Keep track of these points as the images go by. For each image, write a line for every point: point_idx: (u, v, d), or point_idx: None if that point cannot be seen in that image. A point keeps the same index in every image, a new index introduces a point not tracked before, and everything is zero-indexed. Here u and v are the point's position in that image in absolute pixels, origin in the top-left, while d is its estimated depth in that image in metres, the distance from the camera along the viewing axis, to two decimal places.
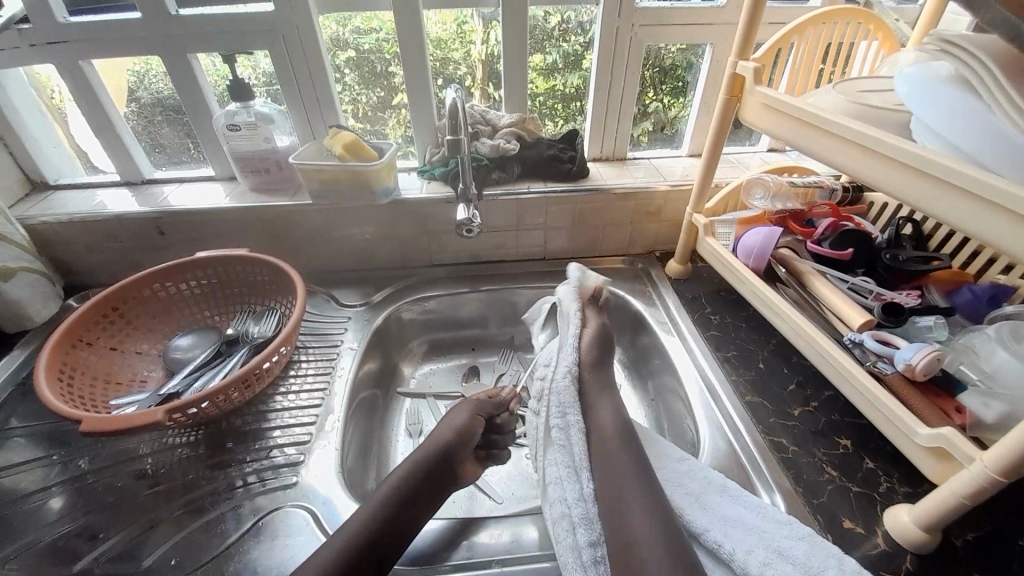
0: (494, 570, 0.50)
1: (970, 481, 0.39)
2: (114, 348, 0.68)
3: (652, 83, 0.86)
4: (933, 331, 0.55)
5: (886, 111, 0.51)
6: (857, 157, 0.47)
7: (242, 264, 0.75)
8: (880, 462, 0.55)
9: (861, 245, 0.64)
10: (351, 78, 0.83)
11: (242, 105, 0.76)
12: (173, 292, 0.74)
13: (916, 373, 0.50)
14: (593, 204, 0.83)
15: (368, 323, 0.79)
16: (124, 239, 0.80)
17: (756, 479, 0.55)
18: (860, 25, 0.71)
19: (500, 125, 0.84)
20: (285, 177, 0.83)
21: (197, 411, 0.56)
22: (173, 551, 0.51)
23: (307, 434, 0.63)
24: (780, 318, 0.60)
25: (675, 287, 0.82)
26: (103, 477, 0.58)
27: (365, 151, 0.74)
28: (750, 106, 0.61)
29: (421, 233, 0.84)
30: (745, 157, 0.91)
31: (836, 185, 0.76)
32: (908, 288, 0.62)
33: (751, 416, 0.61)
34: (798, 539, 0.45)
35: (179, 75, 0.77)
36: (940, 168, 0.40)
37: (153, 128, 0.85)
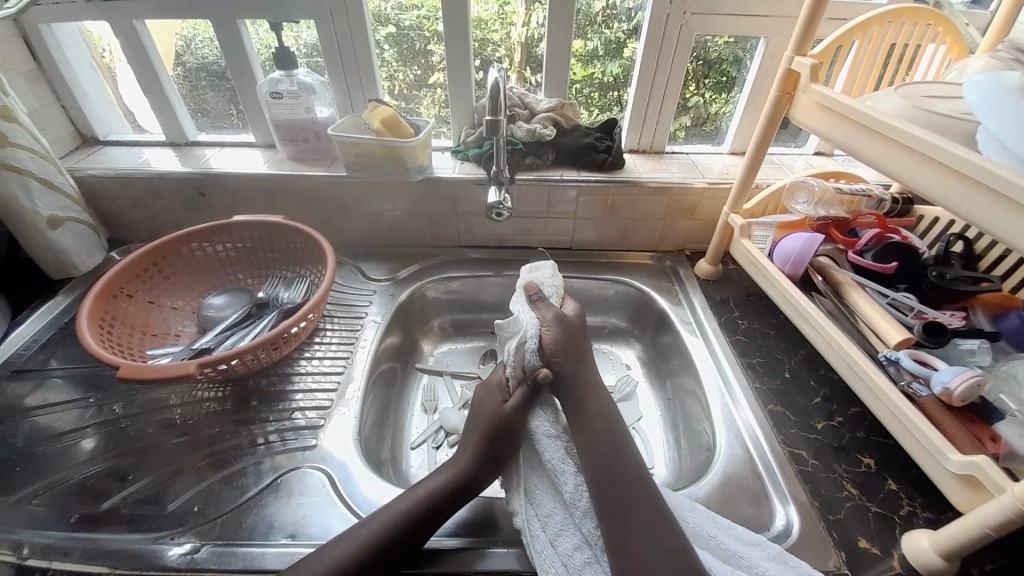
0: (500, 549, 0.50)
1: (998, 511, 0.37)
2: (151, 302, 0.71)
3: (695, 76, 0.84)
4: (975, 355, 0.52)
5: (950, 119, 0.48)
6: (911, 165, 0.45)
7: (276, 231, 0.76)
8: (903, 485, 0.53)
9: (906, 259, 0.62)
10: (390, 54, 0.83)
11: (285, 73, 0.77)
12: (209, 253, 0.76)
13: (953, 398, 0.48)
14: (626, 197, 0.81)
15: (392, 298, 0.81)
16: (165, 197, 0.83)
17: (771, 490, 0.54)
18: (929, 26, 0.67)
19: (537, 109, 0.83)
20: (321, 148, 0.84)
21: (227, 367, 0.58)
22: (195, 499, 0.54)
23: (328, 400, 0.65)
24: (812, 327, 0.58)
25: (703, 287, 0.81)
26: (134, 423, 0.61)
27: (402, 127, 0.74)
28: (804, 105, 0.58)
29: (450, 213, 0.84)
30: (789, 159, 0.88)
31: (884, 194, 0.72)
32: (953, 308, 0.59)
33: (772, 426, 0.60)
34: (769, 558, 0.46)
35: (226, 39, 0.78)
36: (1005, 183, 0.37)
37: (198, 93, 0.87)
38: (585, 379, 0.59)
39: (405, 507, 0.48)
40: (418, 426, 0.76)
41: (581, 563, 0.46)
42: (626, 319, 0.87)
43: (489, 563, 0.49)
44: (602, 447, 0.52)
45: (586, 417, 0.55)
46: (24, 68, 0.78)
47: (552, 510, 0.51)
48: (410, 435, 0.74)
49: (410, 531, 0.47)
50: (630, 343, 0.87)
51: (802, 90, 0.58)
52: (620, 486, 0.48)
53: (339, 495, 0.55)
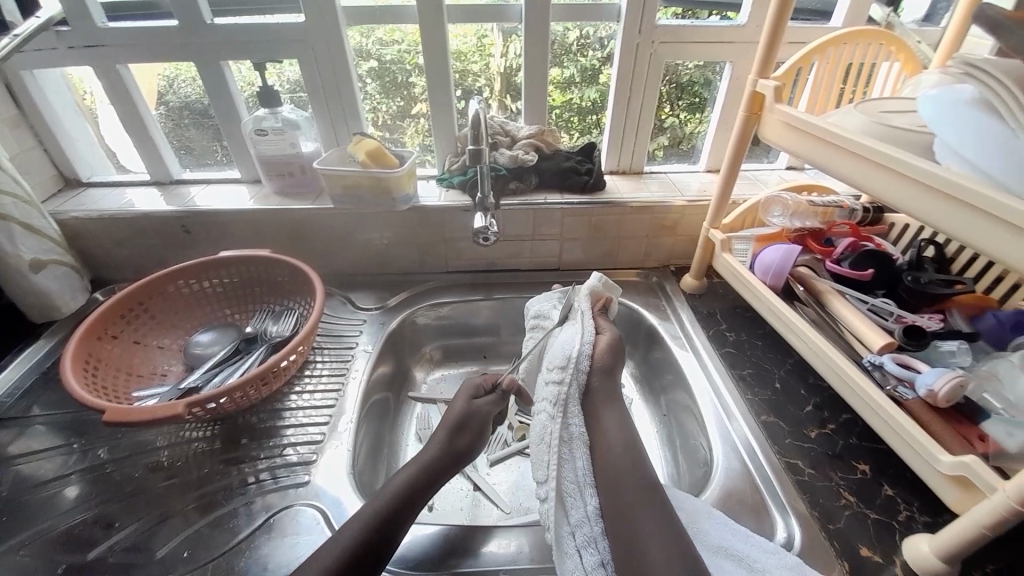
0: None
1: (991, 510, 0.38)
2: (137, 342, 0.69)
3: (669, 98, 0.88)
4: (956, 356, 0.54)
5: (909, 132, 0.51)
6: (875, 176, 0.48)
7: (265, 265, 0.76)
8: (899, 490, 0.54)
9: (882, 266, 0.64)
10: (372, 87, 0.85)
11: (270, 111, 0.78)
12: (196, 290, 0.76)
13: (939, 400, 0.49)
14: (609, 217, 0.83)
15: (382, 326, 0.80)
16: (150, 235, 0.83)
17: (770, 501, 0.54)
18: (882, 46, 0.71)
19: (518, 136, 0.85)
20: (307, 181, 0.85)
21: (216, 406, 0.57)
22: (185, 544, 0.52)
23: (320, 434, 0.63)
24: (797, 337, 0.59)
25: (690, 301, 0.82)
26: (120, 467, 0.59)
27: (387, 158, 0.75)
28: (771, 123, 0.61)
29: (438, 240, 0.85)
30: (763, 174, 0.91)
31: (856, 204, 0.75)
32: (931, 311, 0.61)
33: (766, 436, 0.60)
34: (786, 567, 0.45)
35: (209, 80, 0.80)
36: (963, 191, 0.39)
37: (182, 131, 0.88)
38: (609, 393, 0.60)
39: (386, 527, 0.48)
40: (413, 456, 0.74)
41: None
42: None
43: None
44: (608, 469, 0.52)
45: (603, 438, 0.55)
46: (5, 114, 0.78)
47: (580, 521, 0.49)
48: None
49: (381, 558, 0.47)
50: None
51: (768, 110, 0.61)
52: (622, 514, 0.49)
53: (334, 532, 0.53)
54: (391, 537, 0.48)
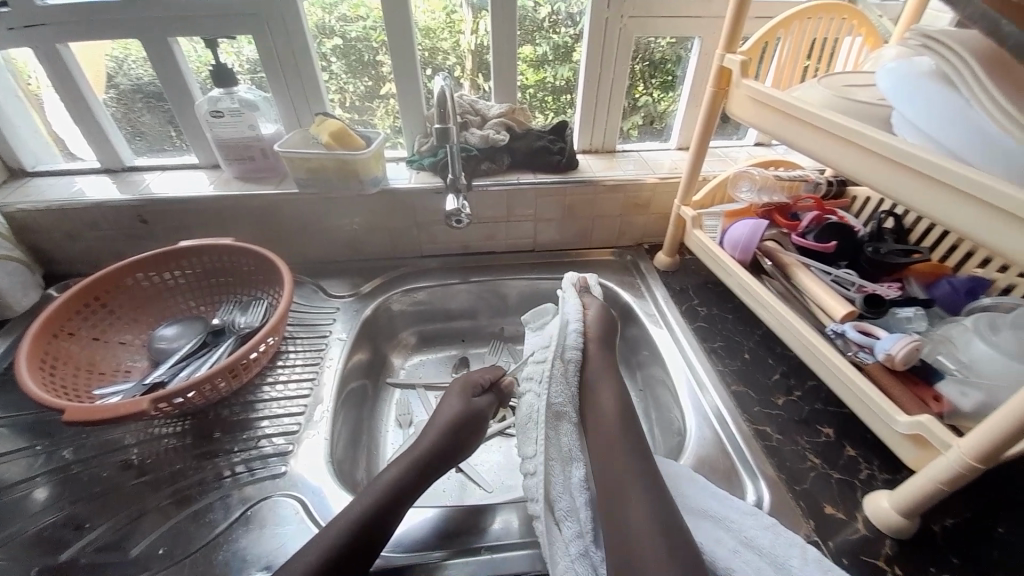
0: (483, 556, 0.51)
1: (947, 466, 0.40)
2: (97, 339, 0.67)
3: (642, 77, 0.87)
4: (912, 322, 0.57)
5: (870, 106, 0.52)
6: (837, 149, 0.49)
7: (228, 254, 0.74)
8: (861, 450, 0.56)
9: (845, 238, 0.66)
10: (338, 66, 0.81)
11: (225, 92, 0.74)
12: (156, 282, 0.72)
13: (896, 363, 0.51)
14: (583, 196, 0.83)
15: (357, 313, 0.79)
16: (106, 227, 0.79)
17: (740, 466, 0.57)
18: (844, 21, 0.72)
19: (489, 115, 0.84)
20: (269, 165, 0.81)
21: (184, 401, 0.55)
22: (161, 540, 0.51)
23: (297, 424, 0.63)
24: (765, 310, 0.61)
25: (663, 278, 0.83)
26: (87, 468, 0.57)
27: (353, 139, 0.73)
28: (738, 99, 0.61)
29: (411, 223, 0.84)
30: (732, 150, 0.92)
31: (820, 179, 0.77)
32: (890, 280, 0.64)
33: (736, 406, 0.62)
34: (758, 524, 0.47)
35: (159, 60, 0.75)
36: (920, 162, 0.41)
37: (133, 116, 0.83)
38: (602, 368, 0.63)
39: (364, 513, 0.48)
40: (394, 442, 0.75)
41: (581, 551, 0.47)
42: None
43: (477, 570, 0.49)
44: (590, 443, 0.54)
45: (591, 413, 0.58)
46: None
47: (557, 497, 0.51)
48: (386, 452, 0.73)
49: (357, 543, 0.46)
50: None
51: (735, 85, 0.61)
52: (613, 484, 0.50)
53: (313, 520, 0.53)
54: (376, 522, 0.48)
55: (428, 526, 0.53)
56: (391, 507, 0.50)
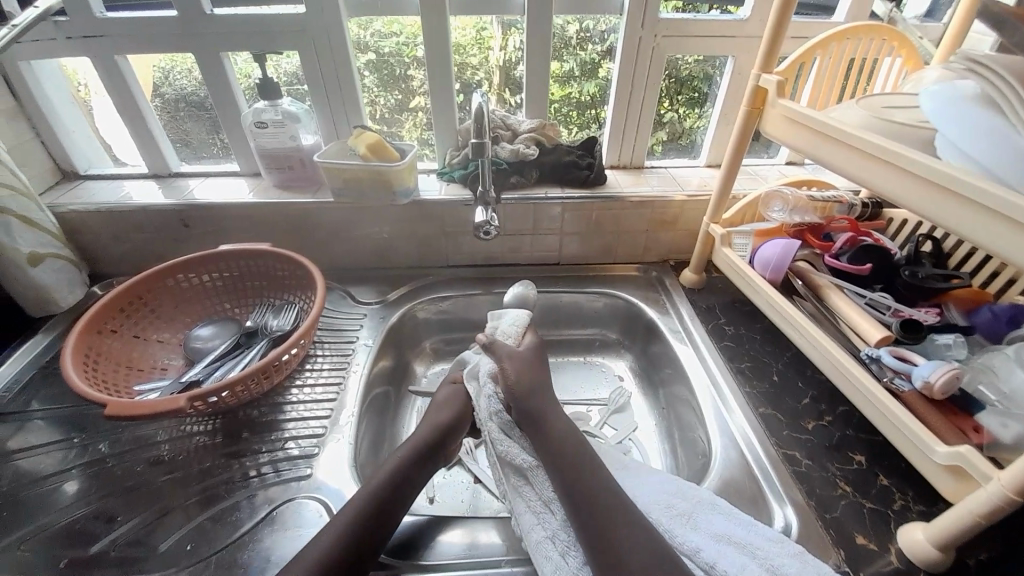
0: (503, 569, 0.50)
1: (987, 500, 0.38)
2: (137, 336, 0.69)
3: (670, 93, 0.87)
4: (952, 349, 0.55)
5: (910, 127, 0.51)
6: (874, 170, 0.48)
7: (262, 258, 0.76)
8: (894, 480, 0.54)
9: (881, 261, 0.64)
10: (371, 80, 0.84)
11: (270, 103, 0.78)
12: (194, 284, 0.75)
13: (934, 391, 0.49)
14: (609, 211, 0.83)
15: (383, 320, 0.81)
16: (149, 229, 0.82)
17: (767, 491, 0.55)
18: (884, 41, 0.71)
19: (520, 130, 0.85)
20: (308, 175, 0.84)
21: (217, 400, 0.57)
22: (188, 537, 0.52)
23: (322, 427, 0.64)
24: (796, 331, 0.60)
25: (689, 296, 0.82)
26: (122, 461, 0.59)
27: (387, 151, 0.75)
28: (772, 118, 0.61)
29: (438, 233, 0.85)
30: (762, 169, 0.92)
31: (854, 199, 0.76)
32: (928, 305, 0.62)
33: (764, 429, 0.61)
34: (786, 555, 0.46)
35: (209, 72, 0.79)
36: (960, 184, 0.40)
37: (178, 124, 0.87)
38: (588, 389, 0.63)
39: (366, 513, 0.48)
40: None
41: None
42: (615, 330, 0.88)
43: None
44: (581, 467, 0.53)
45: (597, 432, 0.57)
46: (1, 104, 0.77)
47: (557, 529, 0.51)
48: None
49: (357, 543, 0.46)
50: (621, 354, 0.88)
51: (770, 104, 0.61)
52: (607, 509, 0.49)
53: None
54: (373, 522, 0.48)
55: (447, 535, 0.54)
56: (388, 510, 0.50)
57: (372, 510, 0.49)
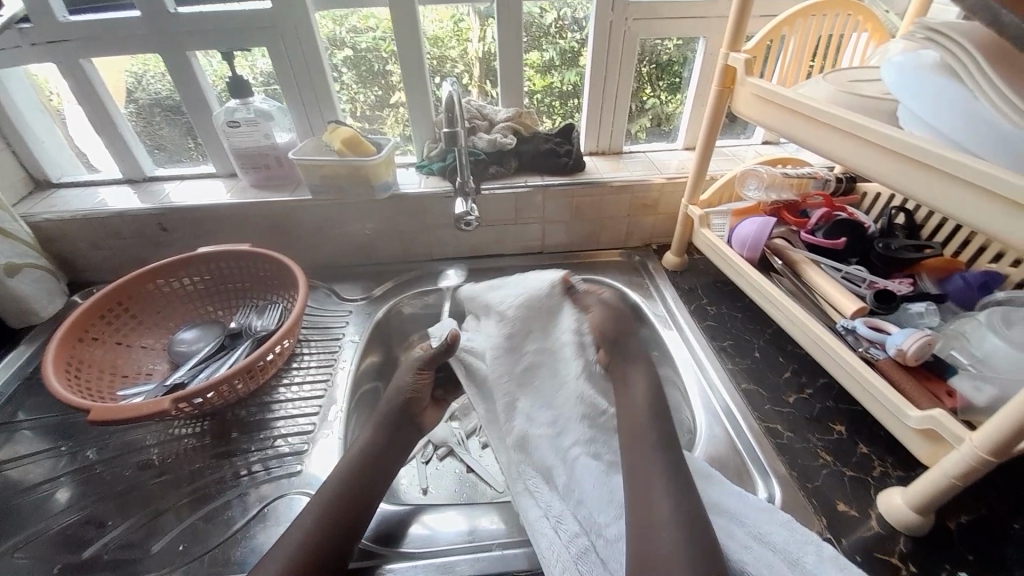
0: (496, 551, 0.50)
1: (960, 461, 0.40)
2: (120, 343, 0.69)
3: (650, 79, 0.88)
4: (924, 317, 0.56)
5: (876, 101, 0.52)
6: (842, 144, 0.49)
7: (244, 259, 0.76)
8: (874, 447, 0.56)
9: (854, 234, 0.66)
10: (348, 76, 0.84)
11: (242, 102, 0.77)
12: (177, 288, 0.75)
13: (908, 357, 0.51)
14: (590, 198, 0.84)
15: (369, 316, 0.81)
16: (127, 235, 0.81)
17: (751, 464, 0.56)
18: (851, 17, 0.72)
19: (496, 119, 0.85)
20: (285, 173, 0.84)
21: (202, 401, 0.57)
22: (180, 538, 0.52)
23: (311, 424, 0.64)
24: (775, 307, 0.61)
25: (672, 278, 0.83)
26: (110, 467, 0.59)
27: (364, 146, 0.75)
28: (742, 97, 0.62)
29: (420, 227, 0.85)
30: (740, 149, 0.92)
31: (829, 175, 0.77)
32: (902, 275, 0.63)
33: (747, 404, 0.62)
34: (772, 523, 0.47)
35: (178, 73, 0.78)
36: (925, 154, 0.41)
37: (153, 129, 0.86)
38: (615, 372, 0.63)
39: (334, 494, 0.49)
40: None
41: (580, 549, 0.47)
42: None
43: (487, 566, 0.49)
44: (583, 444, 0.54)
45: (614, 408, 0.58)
46: None
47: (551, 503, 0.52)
48: None
49: (338, 531, 0.47)
50: None
51: (739, 83, 0.61)
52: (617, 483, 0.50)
53: None
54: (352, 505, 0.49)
55: (444, 522, 0.54)
56: (368, 490, 0.51)
57: (354, 493, 0.50)
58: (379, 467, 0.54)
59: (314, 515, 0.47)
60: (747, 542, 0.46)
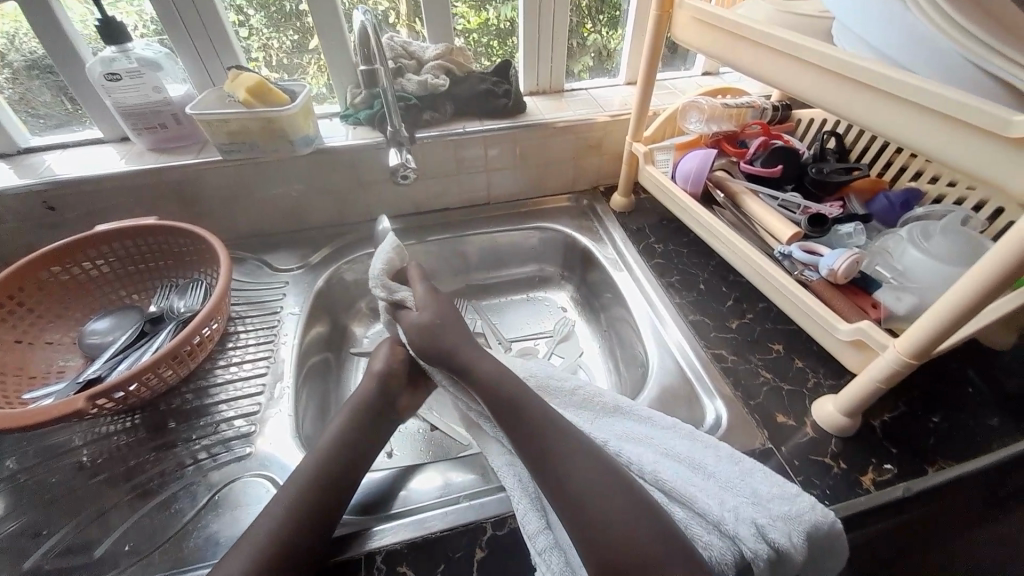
0: (463, 504, 0.49)
1: (885, 366, 0.43)
2: (22, 341, 0.61)
3: (590, 13, 0.83)
4: (853, 237, 0.58)
5: (812, 19, 0.51)
6: (778, 68, 0.48)
7: (155, 235, 0.68)
8: (808, 362, 0.60)
9: (789, 161, 0.67)
10: (258, 19, 0.73)
11: (118, 50, 0.65)
12: (78, 275, 0.66)
13: (839, 276, 0.52)
14: (534, 141, 0.80)
15: (309, 285, 0.75)
16: (8, 219, 0.70)
17: (700, 389, 0.59)
18: None
19: (425, 58, 0.77)
20: (186, 132, 0.73)
21: (126, 395, 0.51)
22: (128, 536, 0.49)
23: (256, 404, 0.60)
24: (718, 239, 0.62)
25: (620, 220, 0.83)
26: (37, 474, 0.54)
27: (275, 96, 0.67)
28: (681, 22, 0.59)
29: (354, 186, 0.79)
30: (681, 82, 0.91)
31: (766, 103, 0.77)
32: (833, 200, 0.65)
33: (695, 334, 0.64)
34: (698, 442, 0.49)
35: (37, 20, 0.64)
36: (853, 69, 0.41)
37: (29, 95, 0.72)
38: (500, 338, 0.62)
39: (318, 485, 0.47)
40: None
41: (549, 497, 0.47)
42: (554, 264, 0.89)
43: (456, 518, 0.48)
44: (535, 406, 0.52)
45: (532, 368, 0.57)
46: None
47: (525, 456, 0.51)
48: None
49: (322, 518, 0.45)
50: (562, 286, 0.89)
51: (678, 6, 0.59)
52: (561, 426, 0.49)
53: None
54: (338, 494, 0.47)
55: (423, 483, 0.54)
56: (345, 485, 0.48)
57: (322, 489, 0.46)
58: (344, 459, 0.50)
59: (288, 504, 0.45)
60: (656, 457, 0.47)
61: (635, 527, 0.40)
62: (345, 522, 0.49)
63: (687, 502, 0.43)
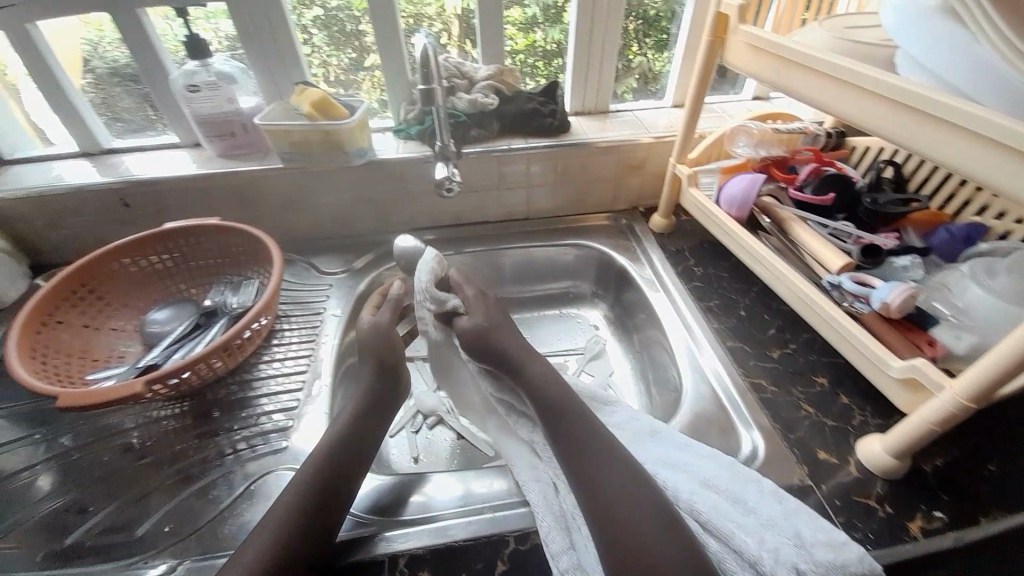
0: (486, 515, 0.49)
1: (941, 408, 0.40)
2: (88, 326, 0.66)
3: (637, 36, 0.84)
4: (909, 270, 0.56)
5: (874, 47, 0.50)
6: (835, 95, 0.47)
7: (214, 233, 0.72)
8: (854, 398, 0.57)
9: (841, 189, 0.65)
10: (320, 38, 0.78)
11: (200, 64, 0.71)
12: (143, 267, 0.71)
13: (892, 311, 0.50)
14: (576, 160, 0.81)
15: (350, 289, 0.78)
16: (88, 213, 0.77)
17: (735, 418, 0.57)
18: None
19: (476, 77, 0.80)
20: (251, 141, 0.79)
21: (178, 381, 0.55)
22: (167, 518, 0.51)
23: (295, 400, 0.63)
24: (761, 265, 0.60)
25: (659, 241, 0.82)
26: (89, 452, 0.58)
27: (335, 109, 0.71)
28: (734, 47, 0.59)
29: (400, 196, 0.82)
30: (728, 106, 0.90)
31: (819, 130, 0.76)
32: (887, 231, 0.62)
33: (733, 362, 0.62)
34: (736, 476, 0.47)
35: (131, 36, 0.71)
36: (917, 99, 0.39)
37: (111, 100, 0.80)
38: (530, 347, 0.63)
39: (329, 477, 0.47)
40: None
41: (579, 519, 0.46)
42: (588, 281, 0.89)
43: (479, 527, 0.48)
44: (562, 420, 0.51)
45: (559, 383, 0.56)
46: None
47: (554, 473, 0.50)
48: None
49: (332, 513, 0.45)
50: (595, 304, 0.89)
51: (731, 32, 0.59)
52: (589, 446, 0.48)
53: None
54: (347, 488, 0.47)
55: (441, 489, 0.53)
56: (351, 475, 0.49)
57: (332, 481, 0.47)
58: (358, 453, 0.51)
59: (305, 497, 0.45)
60: (691, 486, 0.46)
61: (662, 544, 0.39)
62: (361, 524, 0.49)
63: (722, 537, 0.42)
